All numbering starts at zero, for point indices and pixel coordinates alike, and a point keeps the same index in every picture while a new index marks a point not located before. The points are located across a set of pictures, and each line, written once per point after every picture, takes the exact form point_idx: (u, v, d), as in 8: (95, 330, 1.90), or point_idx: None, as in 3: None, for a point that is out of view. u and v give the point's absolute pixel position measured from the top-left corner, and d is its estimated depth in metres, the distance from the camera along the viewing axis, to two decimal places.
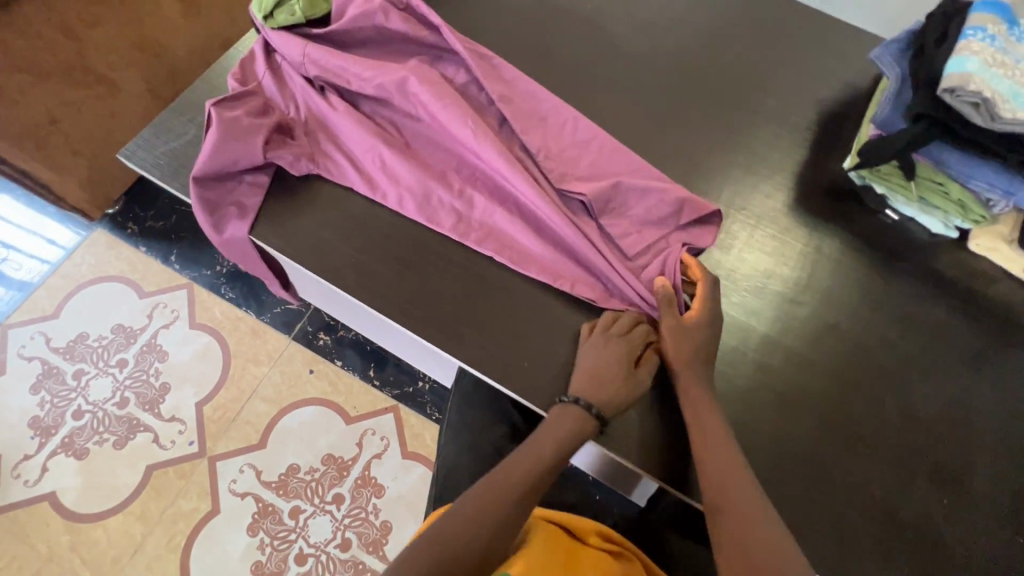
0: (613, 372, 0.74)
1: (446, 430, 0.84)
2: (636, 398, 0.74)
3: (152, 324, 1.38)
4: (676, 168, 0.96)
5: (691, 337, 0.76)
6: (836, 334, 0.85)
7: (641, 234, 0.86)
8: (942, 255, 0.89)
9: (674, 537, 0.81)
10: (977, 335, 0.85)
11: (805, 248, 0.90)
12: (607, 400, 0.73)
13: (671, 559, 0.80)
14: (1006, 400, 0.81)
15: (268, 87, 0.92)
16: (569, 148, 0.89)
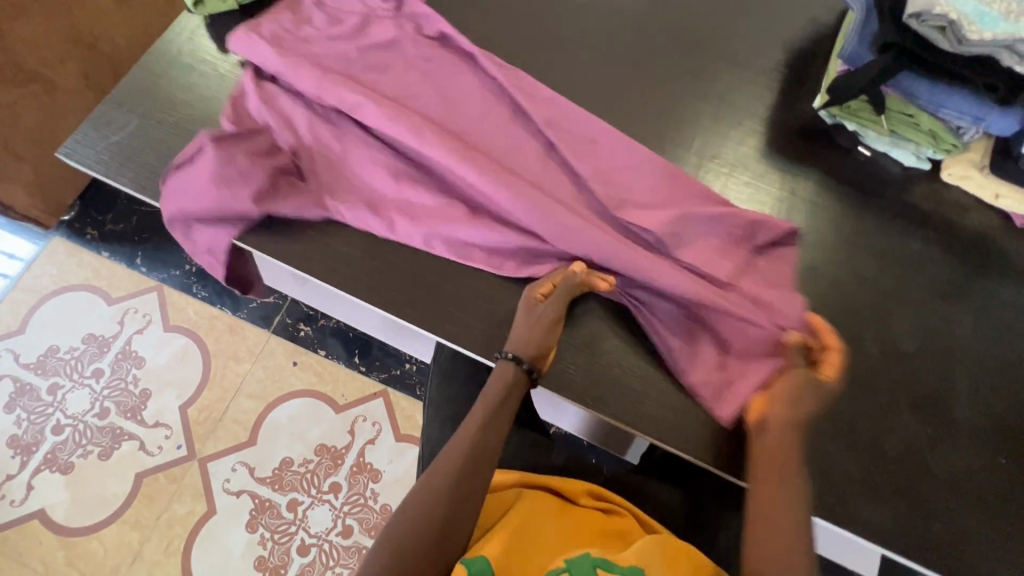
0: (521, 316, 0.77)
1: (429, 410, 0.83)
2: (542, 334, 0.75)
3: (124, 331, 1.34)
4: (644, 121, 0.93)
5: (807, 398, 0.69)
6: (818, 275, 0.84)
7: (713, 261, 0.80)
8: (914, 189, 0.89)
9: (663, 489, 0.82)
10: (954, 267, 0.85)
11: (781, 192, 0.89)
12: (517, 343, 0.75)
13: (663, 511, 0.81)
14: (985, 328, 0.82)
15: (269, 120, 0.85)
16: (621, 173, 0.85)
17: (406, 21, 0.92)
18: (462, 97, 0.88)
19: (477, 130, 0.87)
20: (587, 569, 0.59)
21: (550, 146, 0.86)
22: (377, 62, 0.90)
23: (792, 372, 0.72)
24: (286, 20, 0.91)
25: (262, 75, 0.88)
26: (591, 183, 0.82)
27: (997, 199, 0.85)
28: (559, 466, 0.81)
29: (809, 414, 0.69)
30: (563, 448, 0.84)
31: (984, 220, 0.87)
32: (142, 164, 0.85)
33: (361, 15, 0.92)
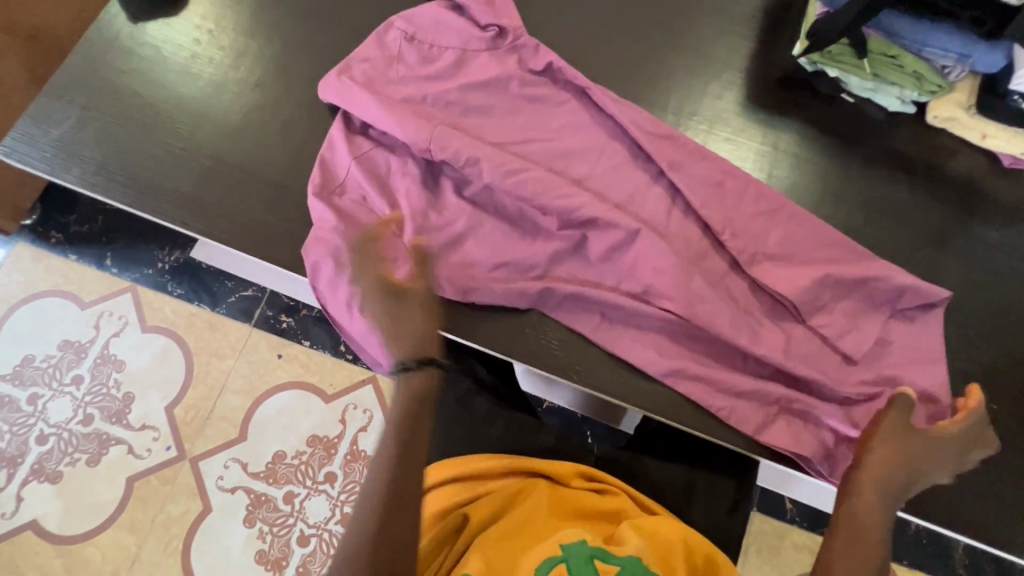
0: (388, 323, 0.68)
1: None
2: (414, 320, 0.68)
3: (101, 335, 1.30)
4: (617, 81, 0.89)
5: (919, 455, 0.64)
6: (814, 228, 0.78)
7: (853, 326, 0.75)
8: (900, 135, 0.85)
9: (654, 463, 0.80)
10: (943, 213, 0.82)
11: (762, 146, 0.86)
12: (406, 347, 0.67)
13: (655, 486, 0.79)
14: (977, 272, 0.80)
15: (351, 188, 0.78)
16: (753, 222, 0.79)
17: (507, 54, 0.84)
18: (422, 69, 0.83)
19: (588, 172, 0.80)
20: (585, 560, 0.58)
21: (677, 196, 0.80)
22: (482, 104, 0.82)
23: (892, 421, 0.66)
24: (375, 56, 0.83)
25: (347, 127, 0.81)
26: (722, 236, 0.77)
27: (985, 139, 0.82)
28: (548, 448, 0.79)
29: (902, 467, 0.65)
30: (552, 428, 0.81)
31: (973, 161, 0.84)
32: (89, 159, 0.80)
33: (457, 50, 0.83)
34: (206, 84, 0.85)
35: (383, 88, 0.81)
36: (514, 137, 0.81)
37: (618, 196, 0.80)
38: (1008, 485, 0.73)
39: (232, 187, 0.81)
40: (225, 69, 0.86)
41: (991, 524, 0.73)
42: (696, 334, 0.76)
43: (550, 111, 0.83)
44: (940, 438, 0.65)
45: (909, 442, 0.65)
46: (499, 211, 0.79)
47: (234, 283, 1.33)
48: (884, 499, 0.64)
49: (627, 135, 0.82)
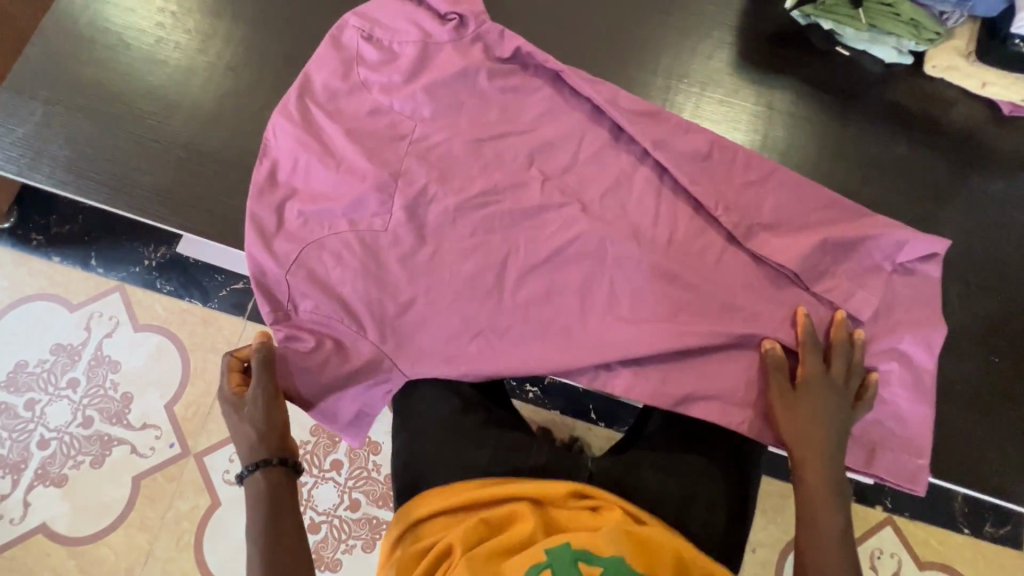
0: (237, 429, 0.68)
1: (401, 419, 0.80)
2: (260, 425, 0.68)
3: (93, 336, 1.28)
4: (596, 56, 0.85)
5: (812, 406, 0.68)
6: (809, 192, 0.77)
7: (857, 288, 0.73)
8: (898, 88, 0.83)
9: (656, 478, 0.75)
10: (945, 165, 0.80)
11: (757, 106, 0.83)
12: (250, 452, 0.68)
13: (648, 497, 0.74)
14: (982, 223, 0.79)
15: (320, 226, 0.75)
16: (751, 186, 0.77)
17: (472, 43, 0.80)
18: (383, 69, 0.80)
19: (578, 149, 0.79)
20: (569, 564, 0.60)
21: (673, 161, 0.78)
22: (466, 82, 0.80)
23: (776, 384, 0.70)
24: (332, 60, 0.79)
25: (296, 167, 0.76)
26: (718, 208, 0.76)
27: (985, 87, 0.80)
28: (541, 467, 0.74)
29: (818, 416, 0.68)
30: (544, 443, 0.77)
31: (971, 112, 0.82)
32: (59, 156, 0.77)
33: (418, 43, 0.80)
34: (171, 74, 0.80)
35: (343, 100, 0.79)
36: (490, 132, 0.79)
37: (603, 184, 0.79)
38: (1013, 436, 0.73)
39: (212, 179, 0.77)
40: (194, 54, 0.82)
41: (1001, 473, 0.73)
42: (695, 309, 0.75)
43: (523, 102, 0.80)
44: (809, 381, 0.69)
45: (802, 397, 0.68)
46: (484, 208, 0.77)
47: (224, 277, 1.30)
48: (826, 449, 0.67)
49: (607, 118, 0.80)
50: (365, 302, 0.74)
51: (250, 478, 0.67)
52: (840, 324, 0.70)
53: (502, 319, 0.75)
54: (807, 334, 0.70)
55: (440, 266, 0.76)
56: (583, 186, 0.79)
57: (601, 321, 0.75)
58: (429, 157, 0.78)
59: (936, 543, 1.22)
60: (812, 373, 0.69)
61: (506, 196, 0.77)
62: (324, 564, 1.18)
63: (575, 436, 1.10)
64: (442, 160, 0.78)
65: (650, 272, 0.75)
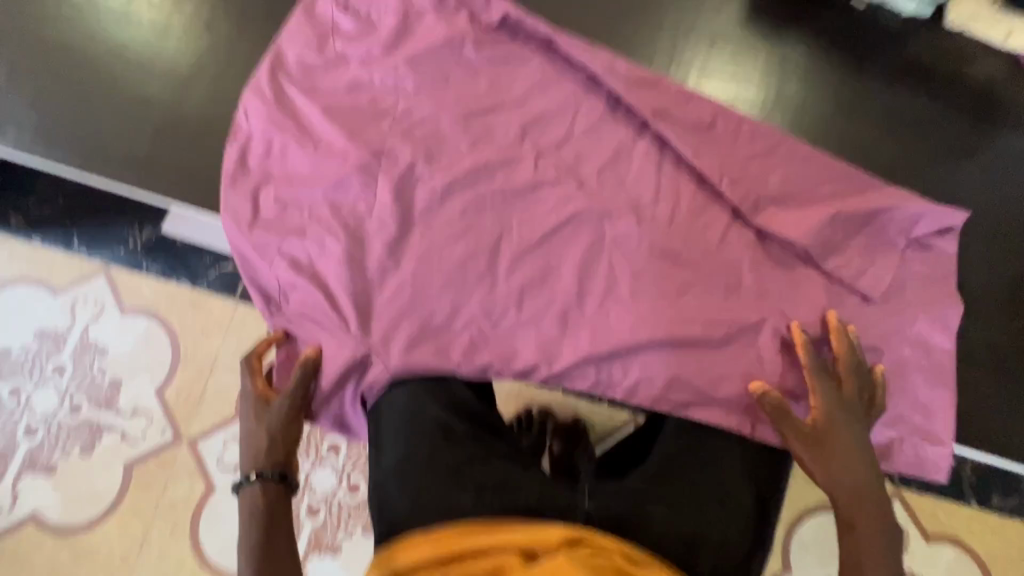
0: (249, 434, 0.67)
1: (377, 453, 0.69)
2: (274, 434, 0.66)
3: (78, 321, 1.24)
4: (589, 23, 0.80)
5: (833, 438, 0.63)
6: (817, 162, 0.73)
7: (868, 264, 0.70)
8: (917, 39, 0.78)
9: (663, 512, 0.63)
10: (965, 122, 0.77)
11: (769, 62, 0.78)
12: (255, 461, 0.65)
13: (654, 537, 0.62)
14: (1003, 182, 0.75)
15: (299, 212, 0.71)
16: (760, 148, 0.74)
17: (456, 11, 0.76)
18: (367, 34, 0.75)
19: (579, 112, 0.75)
20: None
21: (679, 123, 0.74)
22: (460, 42, 0.75)
23: (790, 420, 0.65)
24: (306, 36, 0.75)
25: (281, 132, 0.72)
26: (722, 182, 0.72)
27: (1009, 37, 0.77)
28: (528, 508, 0.62)
29: (844, 447, 0.63)
30: (534, 480, 0.64)
31: (991, 67, 0.78)
32: (29, 123, 0.72)
33: (399, 12, 0.75)
34: (138, 44, 0.75)
35: (321, 75, 0.75)
36: (479, 105, 0.75)
37: (601, 158, 0.74)
38: None
39: (194, 146, 0.73)
40: (169, 13, 0.76)
41: (1019, 439, 0.70)
42: (698, 288, 0.71)
43: (513, 73, 0.76)
44: (821, 413, 0.64)
45: (820, 432, 0.64)
46: (475, 186, 0.73)
47: (213, 258, 1.26)
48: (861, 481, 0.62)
49: (602, 89, 0.76)
50: (357, 274, 0.70)
51: (248, 488, 0.64)
52: (839, 337, 0.66)
53: (497, 302, 0.71)
54: (811, 357, 0.65)
55: (430, 245, 0.71)
56: (580, 161, 0.74)
57: (601, 304, 0.71)
58: (415, 133, 0.73)
59: (942, 517, 1.20)
60: (823, 403, 0.64)
61: (498, 172, 0.73)
62: (324, 549, 1.16)
63: (578, 416, 1.08)
64: (429, 135, 0.74)
65: (651, 252, 0.72)
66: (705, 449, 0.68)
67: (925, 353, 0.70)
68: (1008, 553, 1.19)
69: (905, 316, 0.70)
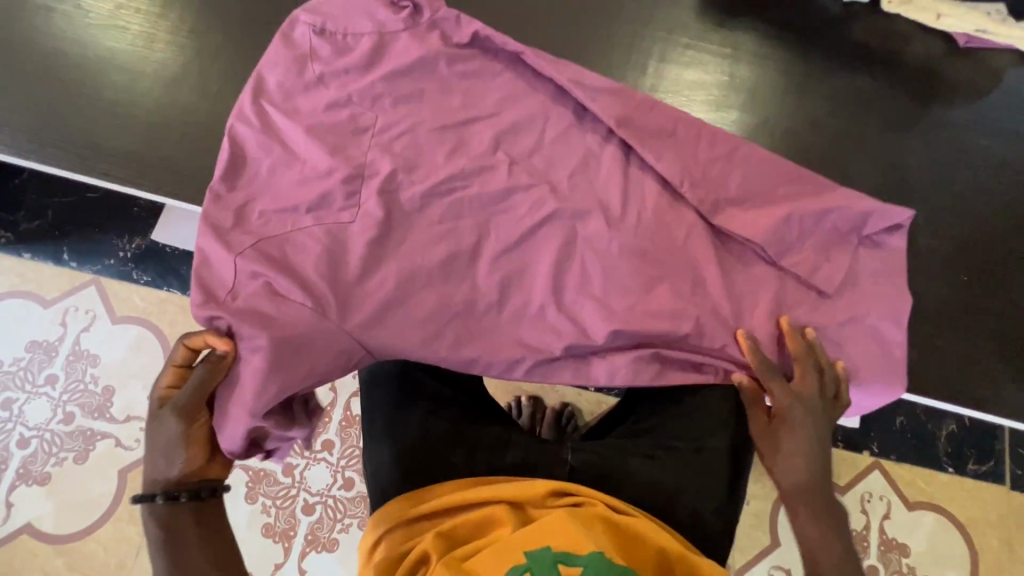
0: (155, 444, 0.63)
1: (370, 430, 0.75)
2: (185, 445, 0.63)
3: (70, 331, 1.26)
4: (555, 29, 0.85)
5: (786, 433, 0.68)
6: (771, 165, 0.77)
7: (824, 227, 0.75)
8: (857, 22, 0.85)
9: (640, 465, 0.70)
10: (906, 96, 0.83)
11: (722, 49, 0.84)
12: (162, 472, 0.63)
13: (636, 489, 0.69)
14: (944, 151, 0.81)
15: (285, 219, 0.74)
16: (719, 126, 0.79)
17: (428, 31, 0.80)
18: (346, 31, 0.79)
19: (549, 100, 0.80)
20: (549, 566, 0.58)
21: (642, 107, 0.79)
22: (434, 38, 0.80)
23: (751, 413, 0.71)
24: (283, 58, 0.78)
25: (267, 128, 0.76)
26: (683, 187, 0.76)
27: (939, 19, 0.83)
28: (517, 464, 0.71)
29: (794, 442, 0.68)
30: (522, 440, 0.73)
31: (928, 47, 0.84)
32: (25, 127, 0.76)
33: (374, 30, 0.79)
34: (125, 59, 0.79)
35: (300, 97, 0.77)
36: (454, 118, 0.78)
37: (571, 159, 0.78)
38: (986, 351, 0.75)
39: (183, 143, 0.77)
40: (155, 21, 0.81)
41: (976, 389, 0.74)
42: (667, 257, 0.75)
43: (484, 86, 0.79)
44: (779, 410, 0.69)
45: (774, 426, 0.69)
46: (452, 193, 0.75)
47: None
48: (808, 472, 0.67)
49: (570, 100, 0.80)
50: (339, 256, 0.71)
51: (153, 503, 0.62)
52: (800, 337, 0.71)
53: (478, 296, 0.73)
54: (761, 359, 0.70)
55: (411, 248, 0.73)
56: (551, 149, 0.79)
57: (578, 295, 0.74)
58: (393, 146, 0.76)
59: (922, 484, 1.25)
60: (780, 398, 0.69)
61: (474, 175, 0.77)
62: (320, 545, 1.17)
63: (566, 402, 1.12)
64: (407, 148, 0.77)
65: (621, 231, 0.76)
66: (683, 405, 0.74)
67: (884, 311, 0.74)
68: (986, 516, 1.23)
69: (858, 275, 0.75)
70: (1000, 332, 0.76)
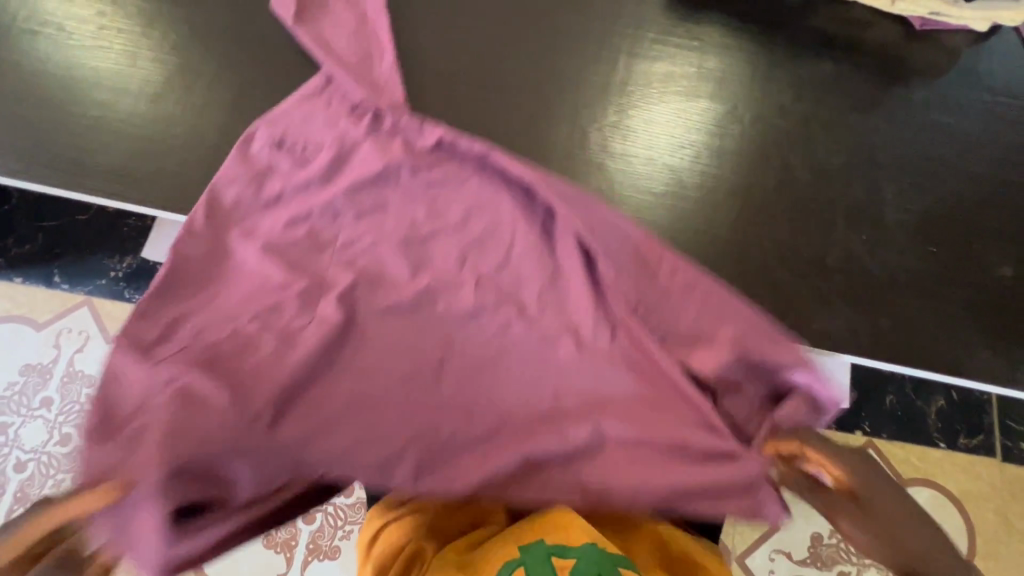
0: None
1: None
2: None
3: (64, 352, 1.26)
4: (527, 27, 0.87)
5: (880, 504, 0.58)
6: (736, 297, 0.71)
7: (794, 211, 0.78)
8: (817, 11, 0.88)
9: None
10: (868, 78, 0.86)
11: (688, 44, 0.87)
12: None
13: None
14: (906, 129, 0.84)
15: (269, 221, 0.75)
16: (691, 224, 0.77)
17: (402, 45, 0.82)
18: (323, 41, 0.81)
19: (523, 100, 0.83)
20: (541, 561, 0.57)
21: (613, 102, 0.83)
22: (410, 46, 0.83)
23: (833, 512, 0.59)
24: (240, 176, 0.76)
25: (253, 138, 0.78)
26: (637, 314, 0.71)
27: (894, 4, 0.86)
28: None
29: (890, 510, 0.57)
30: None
31: (886, 31, 0.87)
32: (11, 147, 0.78)
33: (350, 41, 0.82)
34: (108, 77, 0.81)
35: (258, 217, 0.76)
36: (426, 168, 0.77)
37: (548, 157, 0.81)
38: (958, 317, 0.78)
39: (168, 156, 0.79)
40: (136, 41, 0.83)
41: (954, 355, 0.76)
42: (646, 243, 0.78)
43: (458, 116, 0.81)
44: (854, 487, 0.58)
45: (868, 511, 0.58)
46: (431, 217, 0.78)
47: None
48: (925, 532, 0.57)
49: (543, 112, 0.83)
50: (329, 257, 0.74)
51: None
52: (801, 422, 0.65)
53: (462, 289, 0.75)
54: (801, 442, 0.62)
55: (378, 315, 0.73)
56: (526, 149, 0.81)
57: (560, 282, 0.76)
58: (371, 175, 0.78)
59: (915, 460, 1.26)
60: (844, 476, 0.59)
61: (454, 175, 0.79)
62: (322, 553, 1.17)
63: None
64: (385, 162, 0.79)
65: None
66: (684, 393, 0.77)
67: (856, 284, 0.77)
68: (980, 489, 1.25)
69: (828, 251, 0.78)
70: (969, 299, 0.78)
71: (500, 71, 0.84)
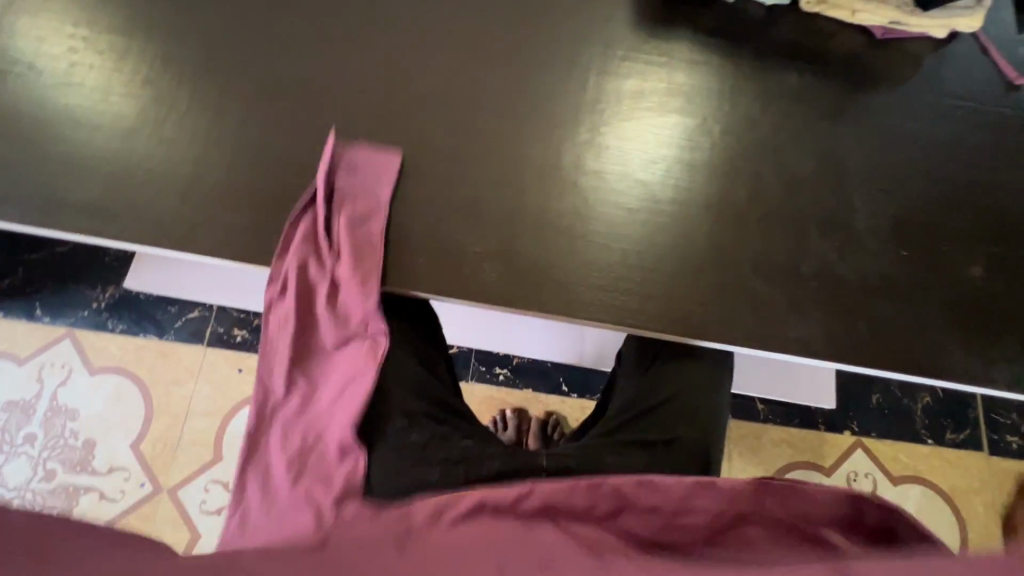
0: None
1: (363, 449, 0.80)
2: None
3: (47, 386, 1.25)
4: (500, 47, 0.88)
5: None
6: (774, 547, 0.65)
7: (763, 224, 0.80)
8: (782, 23, 0.90)
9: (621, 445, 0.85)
10: (833, 87, 0.88)
11: (658, 60, 0.88)
12: None
13: None
14: (872, 136, 0.86)
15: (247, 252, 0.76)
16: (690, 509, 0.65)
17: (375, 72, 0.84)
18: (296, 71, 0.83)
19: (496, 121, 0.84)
20: None
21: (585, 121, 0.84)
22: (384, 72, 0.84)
23: None
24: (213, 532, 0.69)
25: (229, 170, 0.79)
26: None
27: (855, 15, 0.88)
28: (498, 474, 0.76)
29: None
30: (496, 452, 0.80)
31: (849, 40, 0.90)
32: None
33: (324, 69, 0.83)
34: (79, 113, 0.81)
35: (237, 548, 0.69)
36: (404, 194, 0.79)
37: (523, 178, 0.82)
38: (932, 319, 0.79)
39: (142, 189, 0.79)
40: (108, 75, 0.83)
41: (928, 356, 0.78)
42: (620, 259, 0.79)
43: (433, 139, 0.82)
44: None
45: None
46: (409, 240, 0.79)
47: (178, 307, 1.29)
48: None
49: (517, 132, 0.84)
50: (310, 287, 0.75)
51: None
52: None
53: None
54: None
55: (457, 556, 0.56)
56: (502, 169, 0.82)
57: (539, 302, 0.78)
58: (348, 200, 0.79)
59: (904, 458, 1.28)
60: None
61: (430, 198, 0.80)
62: None
63: (550, 410, 1.27)
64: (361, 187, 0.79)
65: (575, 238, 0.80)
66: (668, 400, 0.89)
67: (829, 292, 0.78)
68: (968, 483, 1.26)
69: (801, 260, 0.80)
70: (942, 300, 0.79)
71: (473, 93, 0.85)
